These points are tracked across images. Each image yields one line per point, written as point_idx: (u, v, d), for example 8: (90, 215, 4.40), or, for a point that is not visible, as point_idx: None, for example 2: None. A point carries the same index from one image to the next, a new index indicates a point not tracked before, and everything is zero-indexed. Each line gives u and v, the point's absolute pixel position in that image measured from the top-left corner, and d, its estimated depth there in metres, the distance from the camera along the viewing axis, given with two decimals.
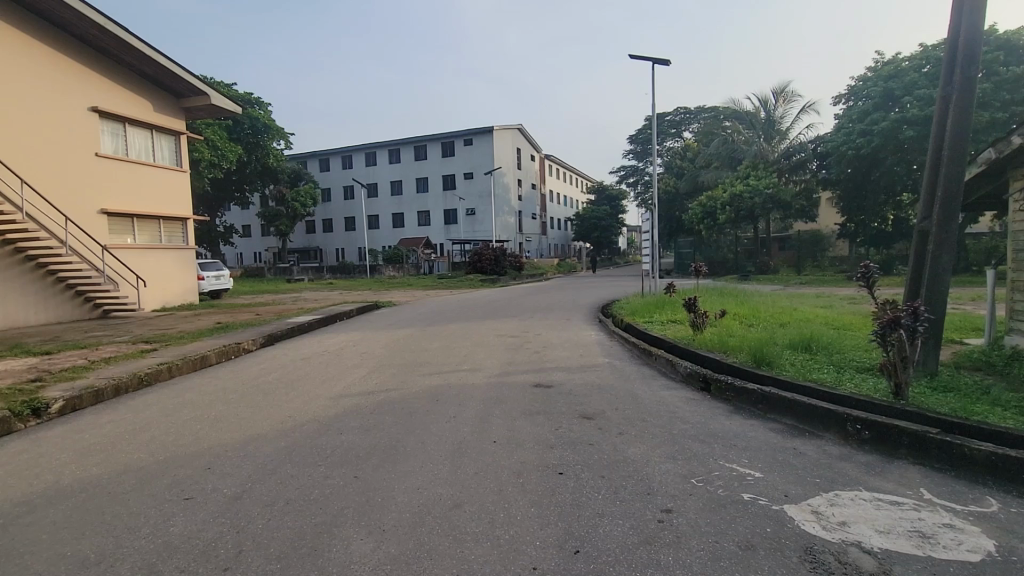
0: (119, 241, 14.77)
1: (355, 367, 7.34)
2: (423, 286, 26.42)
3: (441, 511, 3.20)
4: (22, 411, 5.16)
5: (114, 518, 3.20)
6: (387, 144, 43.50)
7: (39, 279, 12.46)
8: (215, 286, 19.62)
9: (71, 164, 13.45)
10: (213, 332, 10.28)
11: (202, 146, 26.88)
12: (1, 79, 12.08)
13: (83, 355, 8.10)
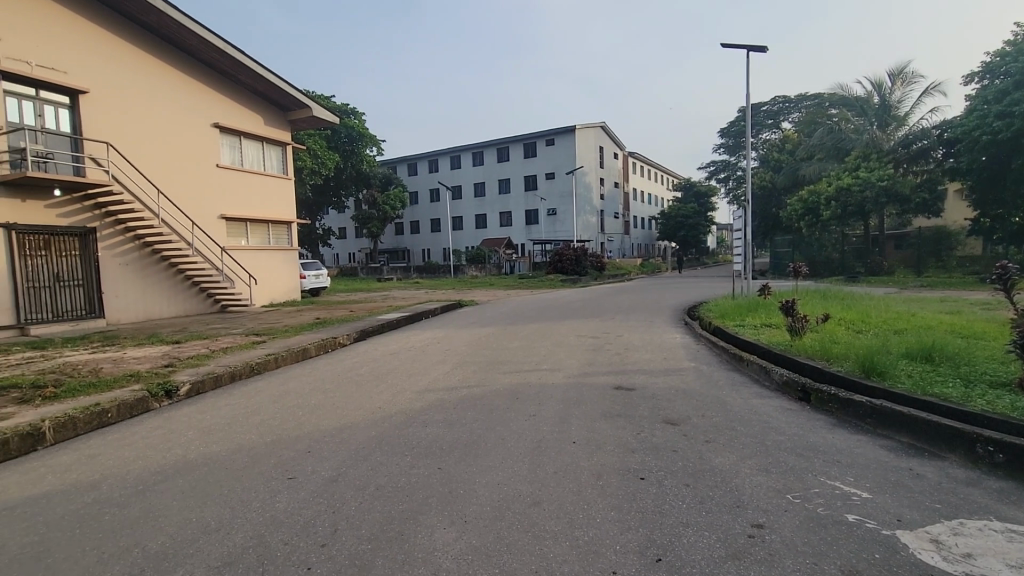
0: (235, 243, 16.43)
1: (439, 363, 7.62)
2: (505, 286, 26.79)
3: (520, 508, 3.23)
4: (157, 392, 5.91)
5: (229, 491, 3.56)
6: (470, 147, 44.73)
7: (171, 276, 14.17)
8: (315, 284, 21.22)
9: (197, 174, 15.16)
10: (312, 326, 11.13)
11: (305, 155, 29.22)
12: (143, 102, 13.87)
13: (206, 344, 9.13)
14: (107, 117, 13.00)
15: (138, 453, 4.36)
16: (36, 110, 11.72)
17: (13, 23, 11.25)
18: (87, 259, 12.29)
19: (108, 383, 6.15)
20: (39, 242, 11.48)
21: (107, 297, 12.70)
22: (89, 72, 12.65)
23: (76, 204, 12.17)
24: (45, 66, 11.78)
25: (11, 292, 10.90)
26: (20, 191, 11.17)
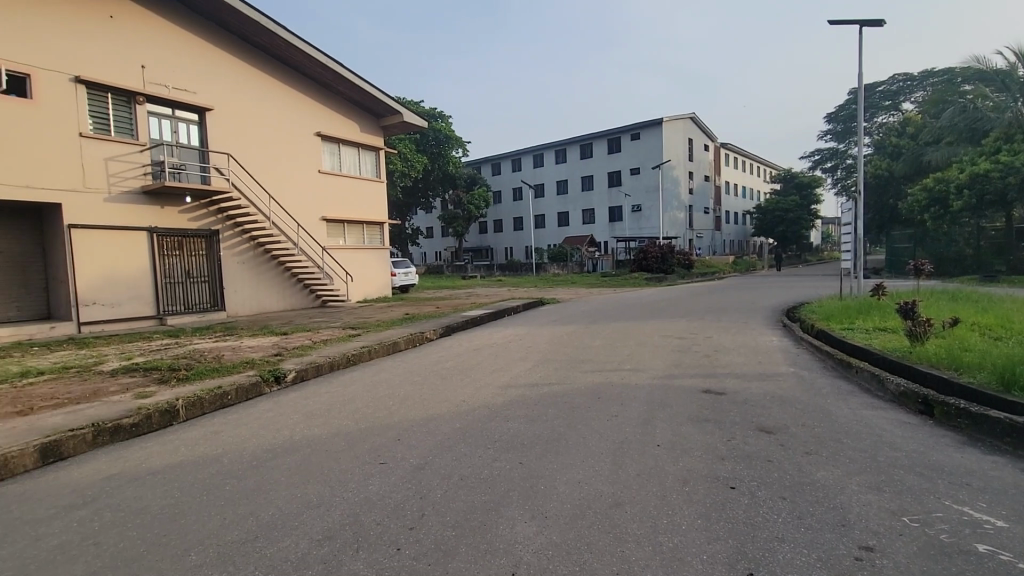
0: (334, 242, 17.69)
1: (521, 360, 7.71)
2: (588, 284, 26.48)
3: (601, 508, 3.19)
4: (268, 377, 6.53)
5: (328, 471, 3.85)
6: (553, 145, 44.72)
7: (280, 274, 15.56)
8: (405, 282, 22.31)
9: (302, 180, 16.50)
10: (402, 321, 11.72)
11: (396, 159, 30.82)
12: (258, 116, 15.32)
13: (309, 336, 9.94)
14: (229, 131, 14.52)
15: (253, 432, 4.85)
16: (172, 127, 13.36)
17: (156, 52, 12.89)
18: (211, 258, 13.89)
19: (229, 369, 6.89)
20: (174, 242, 13.16)
21: (228, 292, 14.21)
22: (214, 91, 14.18)
23: (204, 210, 13.70)
24: (180, 88, 13.37)
25: (151, 286, 12.58)
26: (160, 199, 12.79)
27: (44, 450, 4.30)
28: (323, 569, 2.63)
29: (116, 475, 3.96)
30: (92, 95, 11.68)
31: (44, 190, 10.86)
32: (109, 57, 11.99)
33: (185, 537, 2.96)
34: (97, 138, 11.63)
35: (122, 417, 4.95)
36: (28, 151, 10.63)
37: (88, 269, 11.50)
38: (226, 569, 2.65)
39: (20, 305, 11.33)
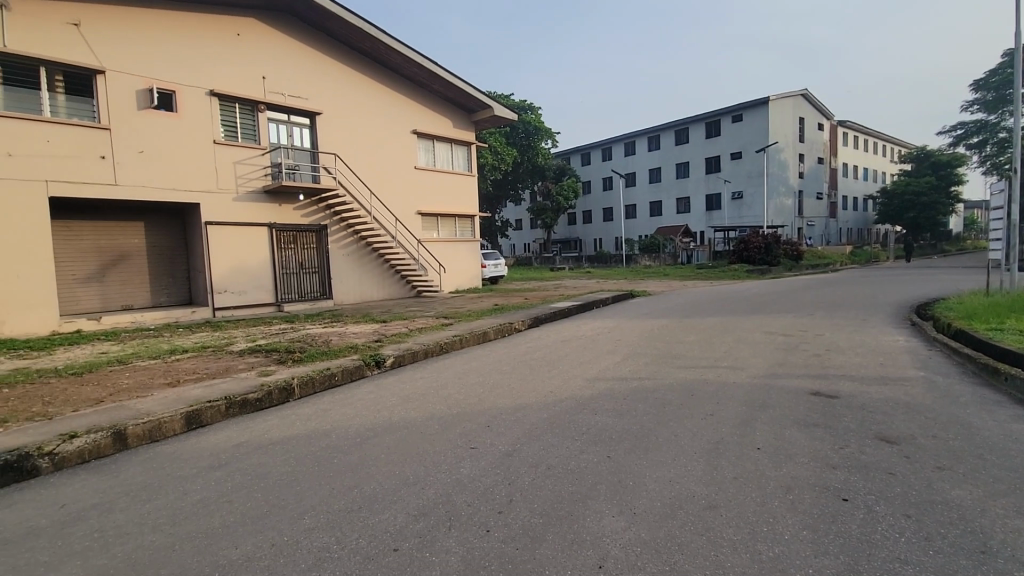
0: (429, 235, 18.48)
1: (610, 353, 7.58)
2: (682, 277, 25.34)
3: (694, 509, 3.07)
4: (369, 362, 7.01)
5: (424, 452, 4.06)
6: (646, 132, 43.19)
7: (380, 265, 16.59)
8: (494, 273, 22.80)
9: (399, 176, 17.39)
10: (492, 312, 11.99)
11: (487, 153, 31.56)
12: (361, 117, 16.34)
13: (406, 324, 10.51)
14: (336, 133, 15.64)
15: (356, 411, 5.24)
16: (288, 132, 14.66)
17: (274, 63, 14.18)
18: (320, 251, 15.17)
19: (335, 353, 7.49)
20: (290, 237, 14.48)
21: (335, 282, 15.42)
22: (323, 96, 15.33)
23: (315, 207, 14.93)
24: (295, 95, 14.62)
25: (271, 276, 13.99)
26: (278, 197, 14.13)
27: (188, 417, 4.96)
28: (419, 543, 2.79)
29: (245, 443, 4.47)
30: (223, 106, 13.13)
31: (187, 191, 12.42)
32: (237, 71, 13.38)
33: (300, 503, 3.28)
34: (227, 144, 13.07)
35: (248, 392, 5.56)
36: (174, 158, 12.21)
37: (221, 261, 13.03)
38: (334, 534, 2.89)
39: (169, 292, 13.12)
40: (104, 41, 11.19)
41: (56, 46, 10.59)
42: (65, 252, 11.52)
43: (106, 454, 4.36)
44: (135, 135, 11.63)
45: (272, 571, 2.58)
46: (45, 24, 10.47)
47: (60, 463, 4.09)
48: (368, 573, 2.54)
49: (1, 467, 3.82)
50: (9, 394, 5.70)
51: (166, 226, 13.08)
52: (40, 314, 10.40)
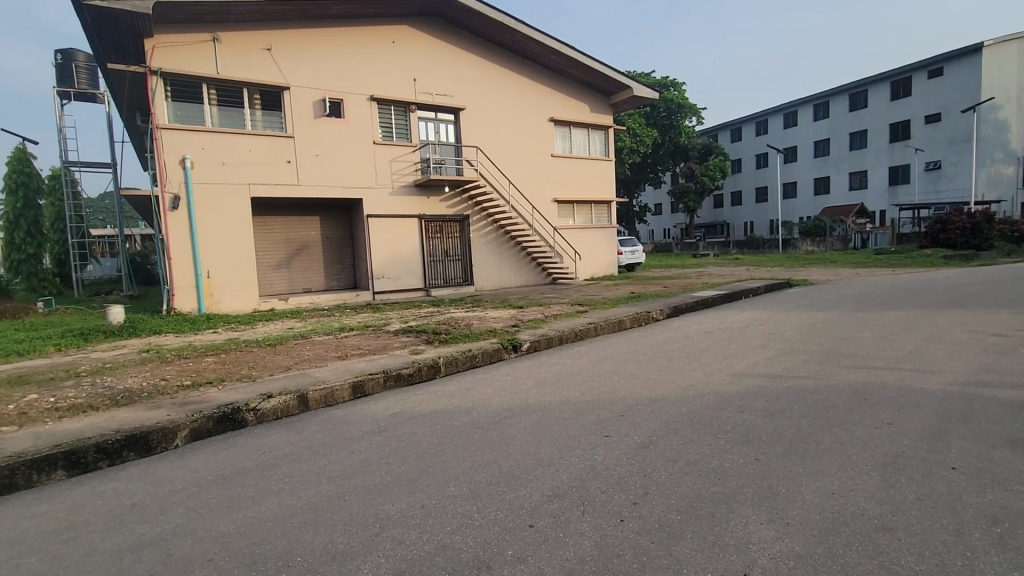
0: (564, 222, 18.57)
1: (761, 347, 6.92)
2: (854, 264, 22.06)
3: (863, 528, 2.68)
4: (506, 346, 7.30)
5: (559, 435, 4.13)
6: (812, 99, 38.22)
7: (518, 253, 17.12)
8: (631, 260, 22.17)
9: (536, 165, 17.70)
10: (629, 300, 11.67)
11: (625, 135, 30.77)
12: (501, 109, 16.89)
13: (541, 310, 10.72)
14: (478, 126, 16.39)
15: (495, 391, 5.50)
16: (435, 129, 15.73)
17: (423, 65, 15.25)
18: (463, 240, 16.14)
19: (476, 336, 7.93)
20: (437, 227, 15.60)
21: (476, 269, 16.31)
22: (467, 92, 16.14)
23: (458, 198, 15.88)
24: (441, 93, 15.59)
25: (420, 263, 15.28)
26: (427, 190, 15.28)
27: (354, 386, 5.65)
28: (553, 522, 2.86)
29: (399, 413, 4.97)
30: (380, 109, 14.52)
31: (352, 188, 14.04)
32: (392, 76, 14.65)
33: (446, 471, 3.55)
34: (384, 143, 14.45)
35: (402, 367, 6.16)
36: (342, 159, 13.84)
37: (379, 250, 14.54)
38: (475, 504, 3.09)
39: (339, 277, 15.04)
40: (289, 61, 13.04)
41: (257, 70, 12.63)
42: (263, 244, 13.81)
43: (293, 413, 5.18)
44: (312, 140, 13.40)
45: (422, 529, 2.84)
46: (249, 52, 12.52)
47: (261, 417, 4.96)
48: (505, 543, 2.67)
49: (221, 416, 4.74)
50: (227, 359, 7.04)
51: (337, 220, 14.95)
52: (246, 294, 12.64)
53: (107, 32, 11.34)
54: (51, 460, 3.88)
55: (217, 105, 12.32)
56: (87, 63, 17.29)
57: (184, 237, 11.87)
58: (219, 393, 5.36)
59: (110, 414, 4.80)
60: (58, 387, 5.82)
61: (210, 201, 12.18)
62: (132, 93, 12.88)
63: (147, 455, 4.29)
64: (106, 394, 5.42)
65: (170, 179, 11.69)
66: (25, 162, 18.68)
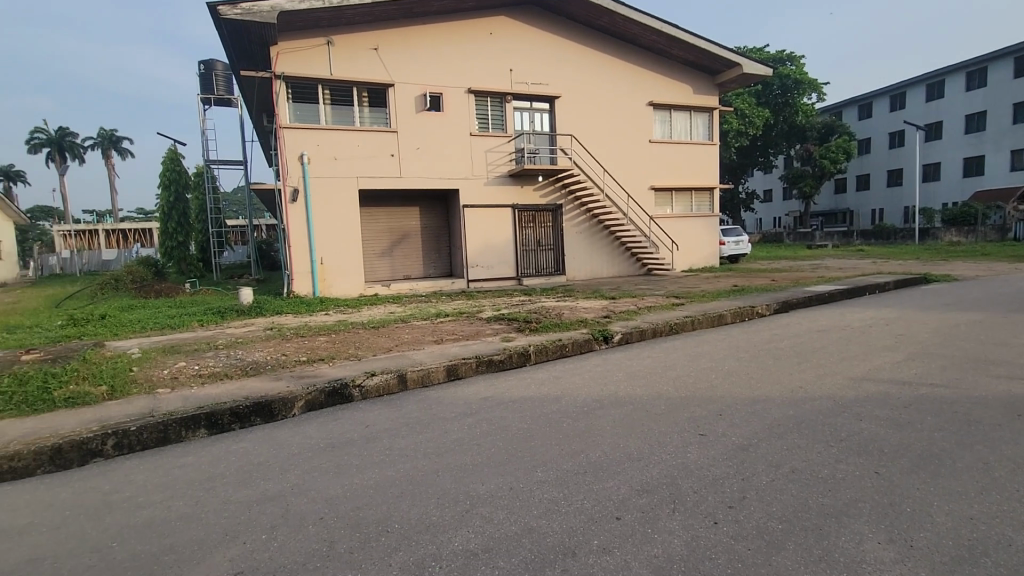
0: (662, 211, 17.86)
1: (886, 350, 6.19)
2: (1011, 258, 18.90)
3: (1010, 562, 2.32)
4: (597, 336, 7.20)
5: (650, 430, 4.01)
6: (963, 66, 33.05)
7: (611, 243, 16.78)
8: (735, 251, 20.79)
9: (633, 151, 17.16)
10: (731, 293, 10.97)
11: (732, 117, 28.88)
12: (597, 95, 16.54)
13: (635, 302, 10.42)
14: (574, 114, 16.20)
15: (584, 382, 5.46)
16: (530, 118, 15.78)
17: (520, 55, 15.33)
18: (556, 229, 16.13)
19: (567, 326, 7.91)
20: (530, 216, 15.71)
21: (568, 259, 16.25)
22: (563, 79, 15.98)
23: (552, 187, 15.86)
24: (537, 82, 15.59)
25: (513, 252, 15.51)
26: (521, 180, 15.43)
27: (448, 369, 5.90)
28: (641, 516, 2.79)
29: (490, 397, 5.11)
30: (477, 101, 14.85)
31: (450, 179, 14.55)
32: (489, 67, 14.90)
33: (534, 457, 3.60)
34: (481, 135, 14.79)
35: (493, 354, 6.32)
36: (441, 151, 14.38)
37: (474, 239, 14.98)
38: (562, 491, 3.10)
39: (436, 265, 15.73)
40: (394, 59, 13.74)
41: (366, 69, 13.46)
42: (369, 233, 14.80)
43: (393, 391, 5.54)
44: (414, 134, 14.06)
45: (509, 510, 2.91)
46: (359, 53, 13.38)
47: (365, 393, 5.36)
48: (590, 532, 2.66)
49: (332, 390, 5.18)
50: (336, 339, 7.67)
51: (435, 210, 15.61)
52: (354, 280, 13.65)
53: (241, 42, 12.67)
54: (195, 420, 4.49)
55: (330, 104, 13.33)
56: (224, 71, 19.45)
57: (302, 226, 13.07)
58: (330, 369, 5.86)
59: (241, 383, 5.44)
60: (202, 357, 6.70)
61: (324, 194, 13.26)
62: (260, 96, 14.31)
63: (271, 421, 4.82)
64: (238, 366, 6.15)
65: (290, 174, 12.88)
66: (176, 161, 21.50)
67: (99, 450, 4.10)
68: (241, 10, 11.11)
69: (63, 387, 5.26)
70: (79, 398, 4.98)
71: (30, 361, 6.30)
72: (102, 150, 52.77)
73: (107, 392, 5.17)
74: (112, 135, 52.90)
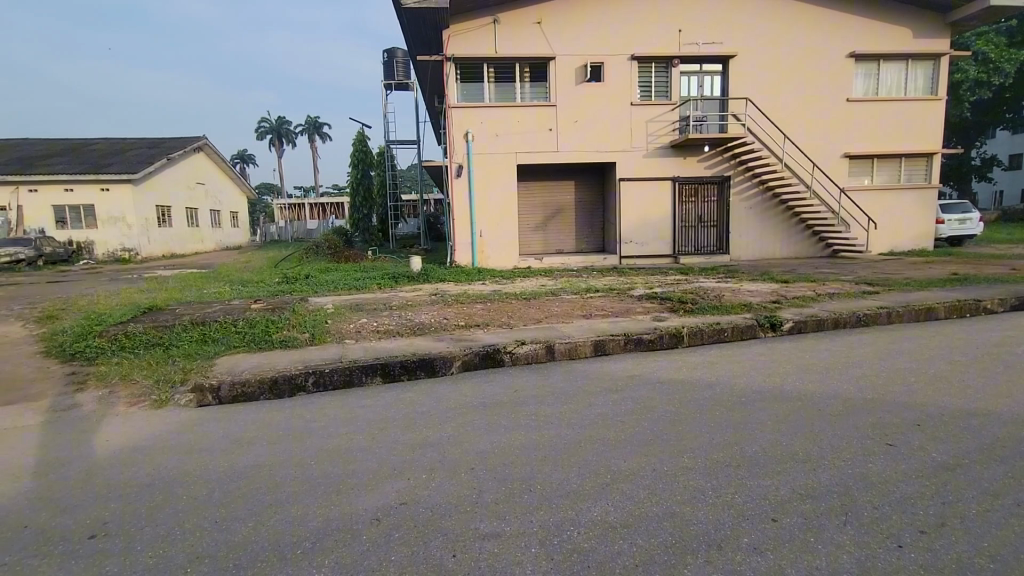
0: (857, 183, 15.34)
1: None
2: None
3: None
4: (764, 323, 6.51)
5: (821, 431, 3.55)
6: None
7: (787, 219, 14.97)
8: (958, 232, 16.98)
9: (823, 114, 14.93)
10: (946, 283, 9.03)
11: (969, 64, 23.57)
12: (782, 50, 14.61)
13: (812, 287, 9.17)
14: (751, 75, 14.55)
15: (745, 371, 5.01)
16: (699, 83, 14.57)
17: (690, 13, 14.17)
18: (721, 204, 14.88)
19: (728, 308, 7.30)
20: (691, 190, 14.73)
21: (733, 236, 14.93)
22: (739, 36, 14.40)
23: (720, 157, 14.59)
24: (708, 42, 14.30)
25: (671, 228, 14.73)
26: (684, 151, 14.45)
27: (595, 344, 5.88)
28: (802, 523, 2.50)
29: (637, 376, 4.98)
30: (640, 68, 14.16)
31: (609, 152, 14.21)
32: (656, 30, 14.05)
33: (681, 442, 3.43)
34: (643, 104, 14.12)
35: (643, 332, 6.13)
36: (600, 123, 14.09)
37: (629, 215, 14.53)
38: (710, 481, 2.91)
39: (589, 240, 15.67)
40: (557, 31, 13.71)
41: (529, 44, 13.68)
42: (524, 208, 15.28)
43: (541, 360, 5.71)
44: (574, 107, 13.97)
45: (651, 491, 2.82)
46: (523, 28, 13.62)
47: (515, 359, 5.63)
48: (741, 529, 2.46)
49: (485, 353, 5.53)
50: (491, 308, 8.12)
51: (591, 184, 15.46)
52: (509, 252, 14.26)
53: (418, 29, 13.75)
54: (373, 368, 5.16)
55: (494, 82, 13.86)
56: (403, 57, 21.36)
57: (465, 201, 13.97)
58: (485, 335, 6.24)
59: (409, 341, 6.08)
60: (379, 315, 7.66)
61: (485, 169, 13.95)
62: (433, 79, 15.44)
63: (432, 375, 5.33)
64: (407, 325, 6.89)
65: (456, 151, 13.80)
66: (364, 143, 24.43)
67: (303, 385, 4.95)
68: None
69: (279, 332, 6.45)
70: (289, 342, 6.07)
71: (257, 309, 7.84)
72: (309, 135, 62.18)
73: (309, 338, 6.21)
74: (315, 122, 61.93)
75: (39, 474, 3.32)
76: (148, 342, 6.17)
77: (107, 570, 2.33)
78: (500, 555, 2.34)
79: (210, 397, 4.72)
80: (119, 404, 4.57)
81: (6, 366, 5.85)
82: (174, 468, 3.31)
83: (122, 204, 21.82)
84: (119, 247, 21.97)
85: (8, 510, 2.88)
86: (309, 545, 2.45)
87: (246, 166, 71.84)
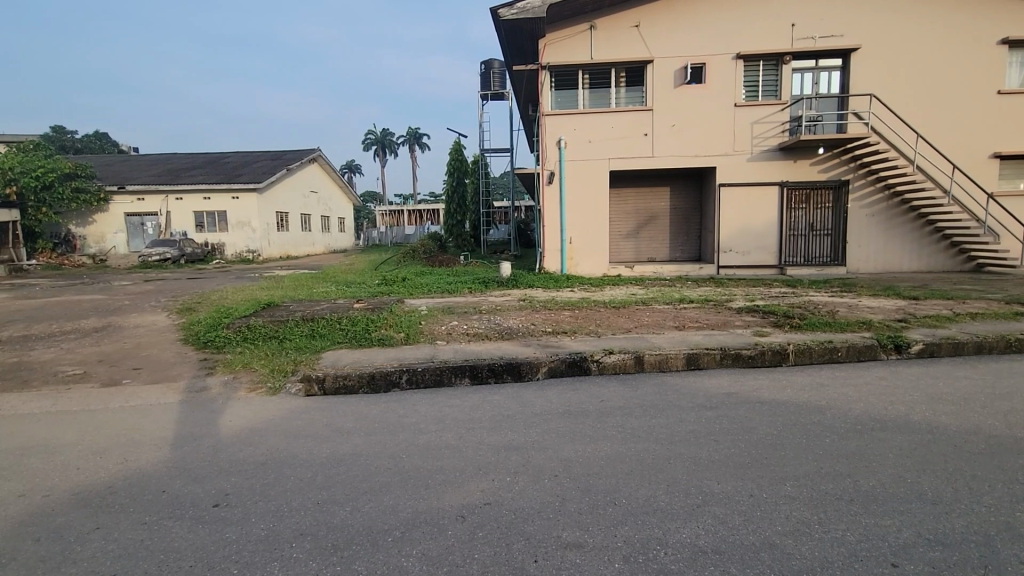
0: (1008, 188, 13.39)
1: None
2: None
3: None
4: (887, 343, 5.82)
5: (957, 470, 3.09)
6: None
7: (917, 227, 13.39)
8: None
9: (967, 109, 13.19)
10: None
11: None
12: (916, 39, 13.10)
13: (948, 305, 8.11)
14: (876, 69, 13.19)
15: (860, 395, 4.51)
16: (814, 80, 13.46)
17: (806, 7, 13.16)
18: (837, 211, 13.62)
19: (844, 326, 6.62)
20: (802, 195, 13.63)
21: (851, 246, 13.61)
22: (862, 27, 13.12)
23: (837, 160, 13.35)
24: (826, 36, 13.18)
25: (777, 237, 13.70)
26: (794, 154, 13.40)
27: (688, 357, 5.61)
28: (931, 571, 2.19)
29: (734, 394, 4.65)
30: (746, 67, 13.36)
31: (711, 156, 13.55)
32: (765, 25, 13.19)
33: (784, 467, 3.15)
34: (749, 104, 13.29)
35: (742, 347, 5.74)
36: (701, 126, 13.48)
37: (728, 223, 13.73)
38: (817, 513, 2.64)
39: (684, 249, 15.03)
40: (655, 33, 13.36)
41: (626, 48, 13.45)
42: (616, 215, 15.04)
43: (630, 371, 5.53)
44: (672, 110, 13.49)
45: (748, 518, 2.61)
46: (619, 32, 13.43)
47: (602, 368, 5.50)
48: (853, 571, 2.20)
49: (572, 361, 5.47)
50: (579, 315, 8.03)
51: (688, 190, 14.84)
52: (598, 260, 14.06)
53: (515, 40, 14.07)
54: (462, 369, 5.31)
55: (589, 88, 13.78)
56: (499, 68, 21.95)
57: (556, 207, 14.00)
58: (573, 343, 6.19)
59: (497, 345, 6.16)
60: (469, 318, 7.87)
61: (577, 175, 13.89)
62: (528, 87, 15.69)
63: (519, 380, 5.37)
64: (496, 329, 7.02)
65: (548, 158, 13.89)
66: (460, 152, 25.32)
67: (397, 382, 5.21)
68: (516, 10, 12.39)
69: (378, 331, 6.85)
70: (386, 340, 6.44)
71: (360, 308, 8.41)
72: (410, 146, 65.72)
73: (403, 338, 6.53)
74: (417, 133, 65.38)
75: (176, 446, 3.78)
76: (266, 334, 6.83)
77: (227, 537, 2.59)
78: (584, 566, 2.28)
79: (316, 387, 5.10)
80: (241, 389, 5.10)
81: (153, 350, 6.74)
82: (285, 452, 3.61)
83: (248, 210, 24.47)
84: (244, 249, 24.67)
85: (152, 474, 3.32)
86: (399, 534, 2.55)
87: (353, 176, 77.47)
